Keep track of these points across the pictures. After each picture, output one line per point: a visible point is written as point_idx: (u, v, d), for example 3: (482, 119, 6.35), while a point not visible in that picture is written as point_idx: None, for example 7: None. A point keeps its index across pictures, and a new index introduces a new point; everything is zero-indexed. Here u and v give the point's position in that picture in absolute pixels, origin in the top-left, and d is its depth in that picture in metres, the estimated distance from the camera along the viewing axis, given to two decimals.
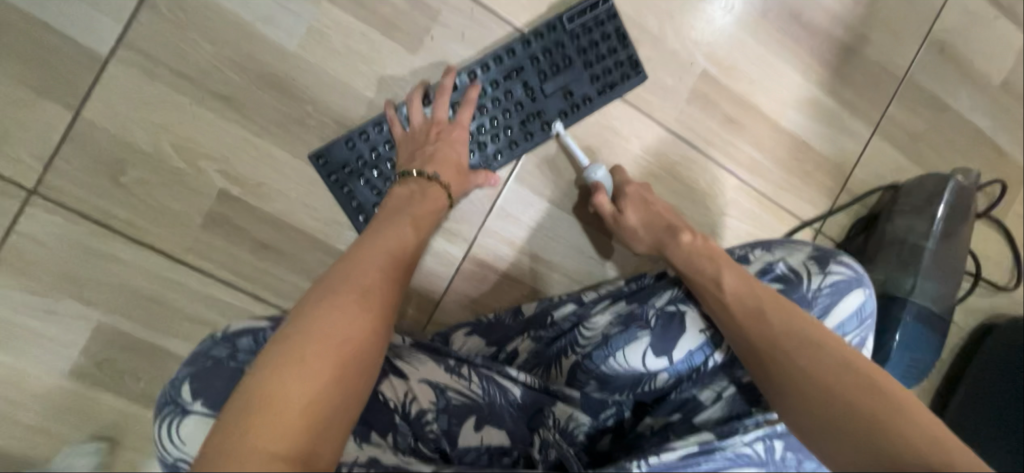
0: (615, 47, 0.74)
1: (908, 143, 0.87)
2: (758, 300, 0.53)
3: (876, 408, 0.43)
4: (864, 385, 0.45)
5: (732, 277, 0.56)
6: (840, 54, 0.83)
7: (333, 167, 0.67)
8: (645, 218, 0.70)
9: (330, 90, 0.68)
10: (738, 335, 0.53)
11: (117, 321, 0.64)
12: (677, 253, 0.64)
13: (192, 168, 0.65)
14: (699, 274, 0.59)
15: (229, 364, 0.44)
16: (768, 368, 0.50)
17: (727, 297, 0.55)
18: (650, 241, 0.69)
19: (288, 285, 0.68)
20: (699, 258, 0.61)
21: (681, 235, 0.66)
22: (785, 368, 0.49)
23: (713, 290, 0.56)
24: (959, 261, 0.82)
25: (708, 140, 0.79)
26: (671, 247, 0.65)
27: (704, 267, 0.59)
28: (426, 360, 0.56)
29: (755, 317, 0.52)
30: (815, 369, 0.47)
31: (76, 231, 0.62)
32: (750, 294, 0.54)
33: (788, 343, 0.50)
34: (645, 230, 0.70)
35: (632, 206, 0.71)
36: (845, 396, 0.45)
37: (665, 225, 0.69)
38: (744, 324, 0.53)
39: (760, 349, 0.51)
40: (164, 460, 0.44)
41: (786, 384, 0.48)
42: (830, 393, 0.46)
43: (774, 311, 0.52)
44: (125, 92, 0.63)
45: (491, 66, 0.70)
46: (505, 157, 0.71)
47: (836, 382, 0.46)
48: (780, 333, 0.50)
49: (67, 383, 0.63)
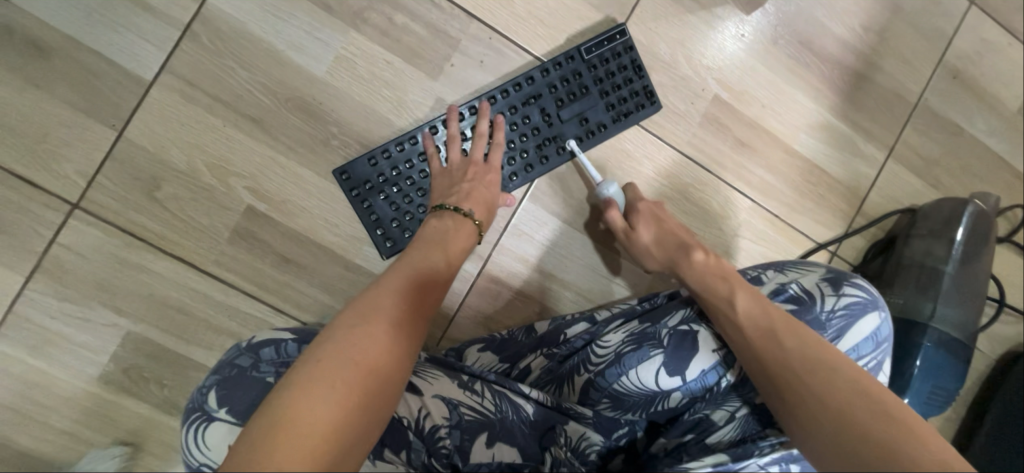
0: (631, 77, 0.76)
1: (924, 167, 0.86)
2: (771, 322, 0.54)
3: (887, 433, 0.42)
4: (877, 410, 0.45)
5: (745, 297, 0.57)
6: (851, 80, 0.84)
7: (355, 182, 0.69)
8: (657, 237, 0.71)
9: (354, 112, 0.71)
10: (750, 355, 0.53)
11: (145, 330, 0.67)
12: (694, 275, 0.64)
13: (223, 185, 0.68)
14: (711, 294, 0.60)
15: (252, 374, 0.46)
16: (779, 390, 0.50)
17: (739, 317, 0.56)
18: (662, 258, 0.70)
19: (307, 298, 0.70)
20: (711, 277, 0.62)
21: (693, 254, 0.67)
22: (796, 390, 0.49)
23: (726, 309, 0.57)
24: (980, 287, 0.81)
25: (720, 162, 0.80)
26: (685, 267, 0.66)
27: (717, 286, 0.60)
28: (439, 376, 0.57)
29: (768, 338, 0.53)
30: (826, 393, 0.47)
31: (112, 242, 0.66)
32: (763, 314, 0.55)
33: (800, 367, 0.50)
34: (657, 248, 0.71)
35: (644, 222, 0.72)
36: (858, 421, 0.44)
37: (677, 242, 0.70)
38: (756, 344, 0.53)
39: (771, 370, 0.51)
40: (189, 463, 0.46)
41: (796, 406, 0.48)
42: (841, 417, 0.45)
43: (787, 334, 0.52)
44: (165, 114, 0.67)
45: (510, 92, 0.73)
46: (520, 180, 0.73)
47: (849, 407, 0.45)
48: (792, 354, 0.51)
49: (95, 389, 0.66)
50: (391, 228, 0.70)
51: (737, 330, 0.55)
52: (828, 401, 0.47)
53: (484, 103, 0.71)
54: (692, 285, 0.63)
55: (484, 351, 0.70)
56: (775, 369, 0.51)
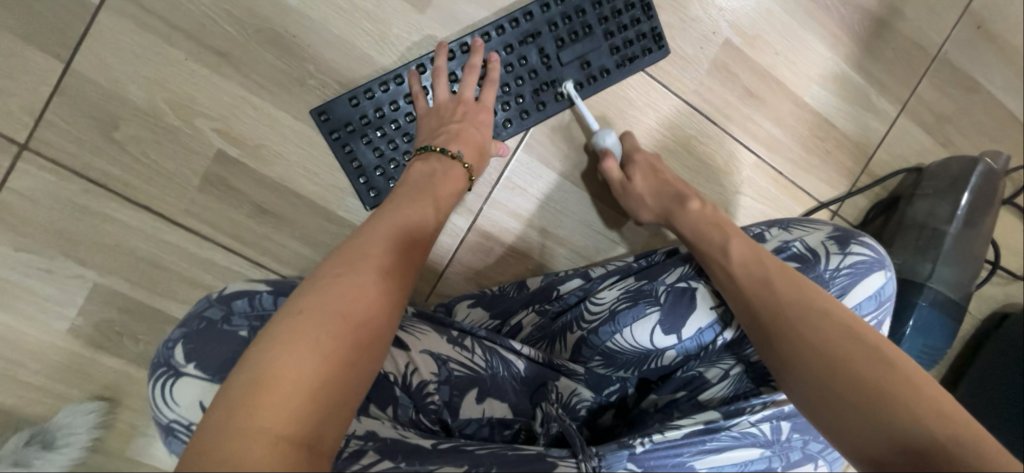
0: (638, 17, 0.70)
1: (936, 124, 0.83)
2: (770, 273, 0.51)
3: (894, 386, 0.40)
4: (882, 364, 0.42)
5: (742, 249, 0.54)
6: (872, 26, 0.78)
7: (335, 125, 0.64)
8: (654, 187, 0.67)
9: (332, 48, 0.64)
10: (745, 306, 0.51)
11: (114, 282, 0.63)
12: (688, 223, 0.62)
13: (188, 126, 0.62)
14: (707, 247, 0.57)
15: (222, 326, 0.43)
16: (778, 342, 0.47)
17: (736, 268, 0.53)
18: (656, 208, 0.67)
19: (288, 251, 0.66)
20: (710, 229, 0.59)
21: (689, 203, 0.65)
22: (796, 343, 0.46)
23: (721, 262, 0.55)
24: (979, 248, 0.79)
25: (727, 114, 0.76)
26: (681, 215, 0.64)
27: (714, 238, 0.57)
28: (427, 331, 0.54)
29: (767, 291, 0.50)
30: (828, 345, 0.45)
31: (69, 188, 0.60)
32: (760, 265, 0.52)
33: (801, 319, 0.47)
34: (652, 198, 0.67)
35: (641, 172, 0.69)
36: (863, 374, 0.42)
37: (674, 193, 0.67)
38: (753, 296, 0.51)
39: (768, 323, 0.49)
40: (159, 421, 0.43)
41: (796, 359, 0.46)
42: (843, 370, 0.43)
43: (787, 287, 0.50)
44: (117, 44, 0.60)
45: (506, 29, 0.66)
46: (515, 127, 0.68)
47: (854, 359, 0.43)
48: (792, 306, 0.48)
49: (66, 343, 0.62)
50: (374, 176, 0.65)
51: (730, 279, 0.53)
52: (829, 355, 0.44)
53: (477, 39, 0.65)
54: (689, 238, 0.60)
55: (474, 307, 0.67)
56: (768, 318, 0.49)
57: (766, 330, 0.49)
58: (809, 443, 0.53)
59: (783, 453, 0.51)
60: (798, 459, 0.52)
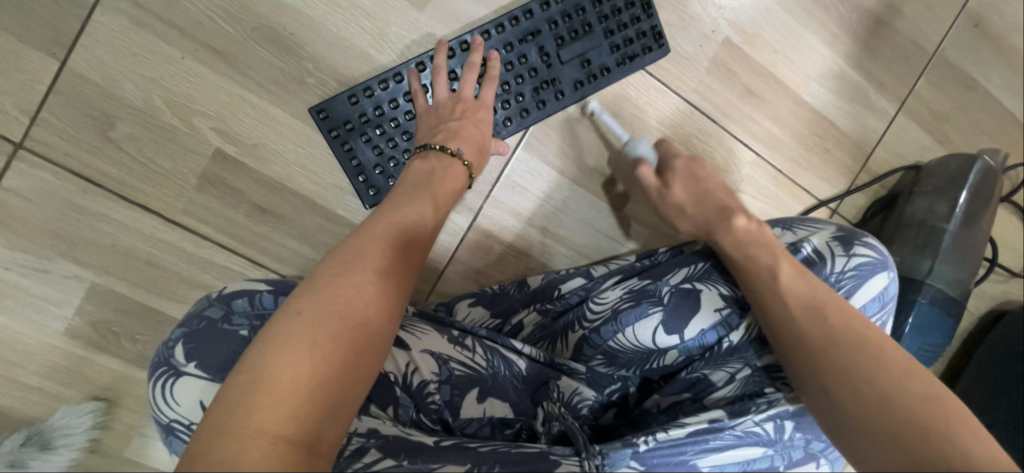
0: (638, 16, 0.70)
1: (934, 122, 0.83)
2: (820, 299, 0.50)
3: (944, 425, 0.40)
4: (929, 403, 0.42)
5: (791, 271, 0.52)
6: (870, 24, 0.78)
7: (334, 123, 0.64)
8: (693, 195, 0.65)
9: (331, 46, 0.64)
10: (792, 331, 0.49)
11: (111, 282, 0.62)
12: (731, 242, 0.57)
13: (185, 125, 0.62)
14: (754, 266, 0.54)
15: (223, 326, 0.43)
16: (823, 368, 0.47)
17: (784, 290, 0.51)
18: (697, 219, 0.63)
19: (286, 250, 0.66)
20: (756, 247, 0.55)
21: (734, 220, 0.59)
22: (842, 371, 0.46)
23: (769, 282, 0.52)
24: (977, 246, 0.80)
25: (726, 112, 0.76)
26: (722, 233, 0.59)
27: (761, 256, 0.54)
28: (428, 331, 0.54)
29: (815, 315, 0.49)
30: (875, 377, 0.44)
31: (65, 187, 0.60)
32: (809, 288, 0.51)
33: (849, 348, 0.46)
34: (693, 208, 0.64)
35: (680, 180, 0.66)
36: (909, 410, 0.41)
37: (717, 207, 0.63)
38: (798, 319, 0.49)
39: (815, 349, 0.48)
40: (159, 421, 0.42)
41: (840, 387, 0.45)
42: (890, 404, 0.42)
43: (834, 310, 0.49)
44: (113, 42, 0.59)
45: (506, 27, 0.66)
46: (515, 125, 0.68)
47: (901, 394, 0.43)
48: (842, 335, 0.47)
49: (62, 343, 0.62)
50: (373, 175, 0.65)
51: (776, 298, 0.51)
52: (876, 388, 0.44)
53: (477, 37, 0.65)
54: (732, 253, 0.56)
55: (474, 306, 0.67)
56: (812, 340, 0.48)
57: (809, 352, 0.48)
58: (811, 442, 0.52)
59: (784, 452, 0.51)
60: (799, 457, 0.52)
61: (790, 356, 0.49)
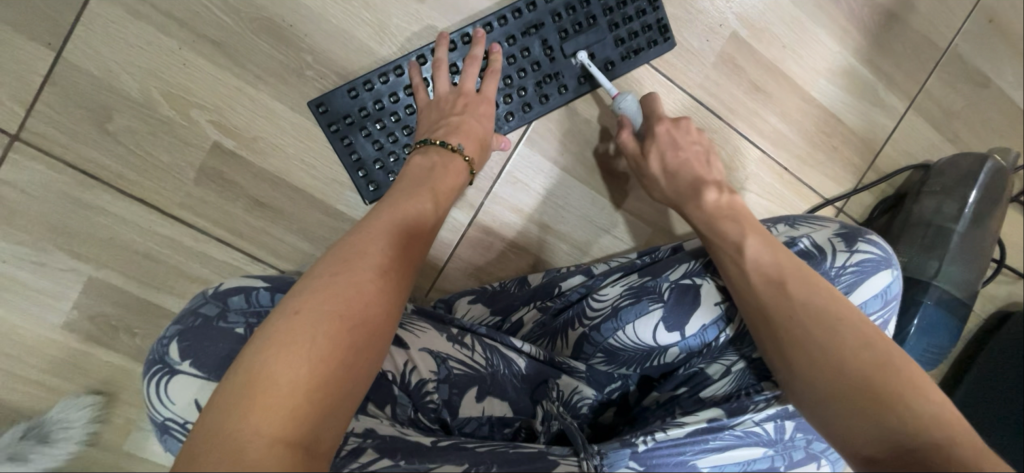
0: (643, 8, 0.68)
1: (945, 120, 0.81)
2: (784, 271, 0.49)
3: (897, 388, 0.40)
4: (885, 368, 0.41)
5: (755, 246, 0.52)
6: (882, 19, 0.77)
7: (334, 117, 0.63)
8: (670, 166, 0.65)
9: (330, 38, 0.63)
10: (753, 304, 0.49)
11: (109, 276, 0.62)
12: (702, 216, 0.59)
13: (183, 117, 0.61)
14: (720, 241, 0.54)
15: (218, 324, 0.42)
16: (784, 340, 0.46)
17: (746, 261, 0.51)
18: (669, 189, 0.65)
19: (286, 245, 0.65)
20: (726, 222, 0.56)
21: (705, 194, 0.61)
22: (804, 342, 0.45)
23: (735, 258, 0.52)
24: (986, 247, 0.78)
25: (732, 109, 0.74)
26: (693, 206, 0.61)
27: (728, 231, 0.55)
28: (427, 329, 0.54)
29: (779, 289, 0.48)
30: (836, 347, 0.43)
31: (62, 180, 0.59)
32: (773, 262, 0.50)
33: (811, 319, 0.45)
34: (666, 180, 0.65)
35: (658, 149, 0.66)
36: (865, 377, 0.41)
37: (692, 179, 0.64)
38: (761, 293, 0.49)
39: (777, 321, 0.47)
40: (155, 419, 0.42)
41: (800, 357, 0.45)
42: (847, 372, 0.42)
43: (797, 281, 0.48)
44: (110, 32, 0.58)
45: (508, 19, 0.65)
46: (517, 120, 0.67)
47: (859, 362, 0.42)
48: (803, 306, 0.46)
49: (62, 337, 0.62)
50: (373, 170, 0.64)
51: (739, 272, 0.51)
52: (835, 358, 0.43)
53: (479, 30, 0.64)
54: (700, 229, 0.58)
55: (474, 303, 0.67)
56: (775, 314, 0.47)
57: (772, 327, 0.47)
58: (812, 442, 0.52)
59: (784, 452, 0.51)
60: (800, 458, 0.51)
61: (754, 328, 0.49)
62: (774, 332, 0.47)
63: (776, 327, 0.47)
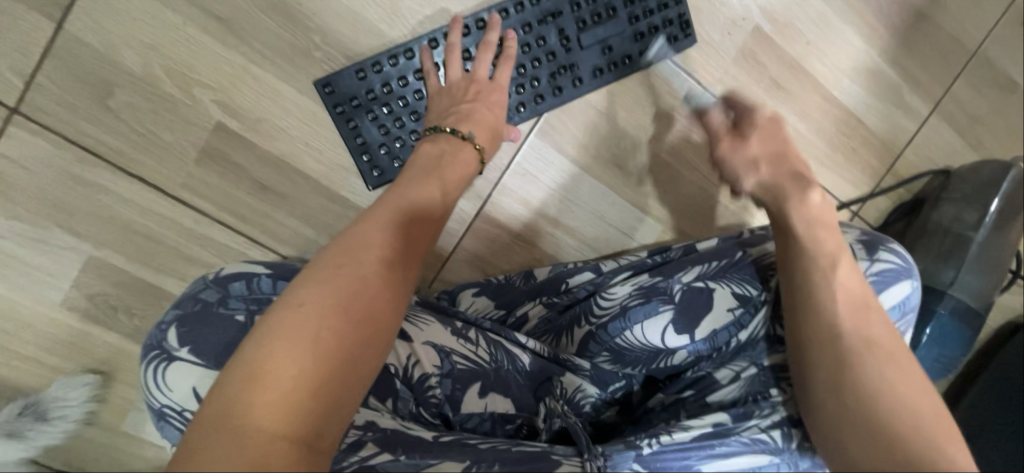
0: (666, 2, 0.66)
1: (969, 126, 0.79)
2: (867, 302, 0.45)
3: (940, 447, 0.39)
4: (938, 426, 0.40)
5: (849, 267, 0.47)
6: (911, 18, 0.74)
7: (340, 98, 0.61)
8: (770, 153, 0.57)
9: (339, 18, 0.61)
10: (828, 328, 0.44)
11: (108, 256, 0.61)
12: (802, 217, 0.51)
13: (186, 95, 0.59)
14: (818, 251, 0.48)
15: (219, 310, 0.41)
16: (843, 368, 0.43)
17: (836, 282, 0.46)
18: (767, 177, 0.56)
19: (289, 231, 0.64)
20: (823, 232, 0.50)
21: (812, 190, 0.53)
22: (868, 378, 0.42)
23: (827, 274, 0.46)
24: (1004, 257, 0.76)
25: (751, 106, 0.72)
26: (796, 204, 0.52)
27: (824, 242, 0.49)
28: (431, 322, 0.52)
29: (857, 317, 0.44)
30: (896, 389, 0.41)
31: (61, 156, 0.58)
32: (860, 289, 0.46)
33: (879, 356, 0.43)
34: (767, 167, 0.57)
35: (758, 136, 0.59)
36: (915, 427, 0.40)
37: (792, 172, 0.56)
38: (843, 319, 0.44)
39: (845, 349, 0.43)
40: (151, 405, 0.41)
41: (852, 390, 0.42)
42: (901, 417, 0.40)
43: (875, 318, 0.45)
44: (113, 4, 0.56)
45: (525, 6, 0.63)
46: (528, 112, 0.65)
47: (915, 409, 0.41)
48: (879, 342, 0.43)
49: (60, 315, 0.61)
50: (378, 155, 0.62)
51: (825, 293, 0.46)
52: (886, 396, 0.41)
53: (494, 15, 0.62)
54: (795, 223, 0.51)
55: (478, 296, 0.66)
56: (850, 345, 0.43)
57: (839, 356, 0.43)
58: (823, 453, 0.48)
59: (792, 461, 0.48)
60: (809, 468, 0.48)
61: (814, 346, 0.45)
62: (841, 361, 0.43)
63: (845, 359, 0.43)
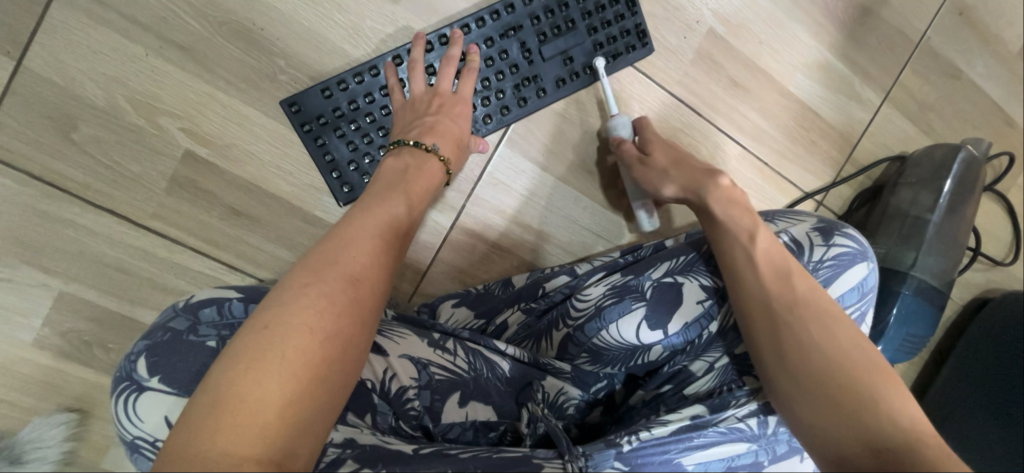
0: (622, 13, 0.68)
1: (919, 112, 0.83)
2: (788, 264, 0.49)
3: (880, 397, 0.42)
4: (876, 369, 0.44)
5: (766, 238, 0.51)
6: (856, 13, 0.78)
7: (307, 117, 0.62)
8: (673, 158, 0.64)
9: (303, 42, 0.62)
10: (757, 300, 0.48)
11: (79, 290, 0.60)
12: (718, 202, 0.56)
13: (152, 126, 0.59)
14: (734, 228, 0.52)
15: (190, 338, 0.41)
16: (779, 331, 0.47)
17: (755, 250, 0.50)
18: (682, 182, 0.61)
19: (264, 254, 0.64)
20: (738, 210, 0.54)
21: (719, 179, 0.59)
22: (800, 338, 0.46)
23: (747, 248, 0.51)
24: (962, 236, 0.80)
25: (711, 104, 0.75)
26: (711, 192, 0.57)
27: (740, 218, 0.53)
28: (407, 335, 0.53)
29: (783, 281, 0.48)
30: (830, 345, 0.45)
31: (25, 193, 0.57)
32: (781, 257, 0.50)
33: (806, 310, 0.47)
34: (677, 171, 0.62)
35: (658, 148, 0.65)
36: (854, 375, 0.43)
37: (699, 170, 0.61)
38: (768, 286, 0.48)
39: (775, 309, 0.47)
40: (123, 438, 0.41)
41: (793, 353, 0.45)
42: (840, 368, 0.44)
43: (799, 274, 0.49)
44: (72, 39, 0.57)
45: (486, 21, 0.65)
46: (495, 123, 0.67)
47: (850, 358, 0.44)
48: (802, 296, 0.47)
49: (30, 354, 0.60)
50: (347, 171, 0.63)
51: (749, 260, 0.50)
52: (822, 352, 0.45)
53: (456, 31, 0.63)
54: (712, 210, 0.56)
55: (458, 307, 0.67)
56: (777, 306, 0.47)
57: (772, 319, 0.47)
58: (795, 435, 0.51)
59: (770, 447, 0.50)
60: (784, 452, 0.51)
61: (748, 313, 0.49)
62: (772, 323, 0.47)
63: (775, 320, 0.47)
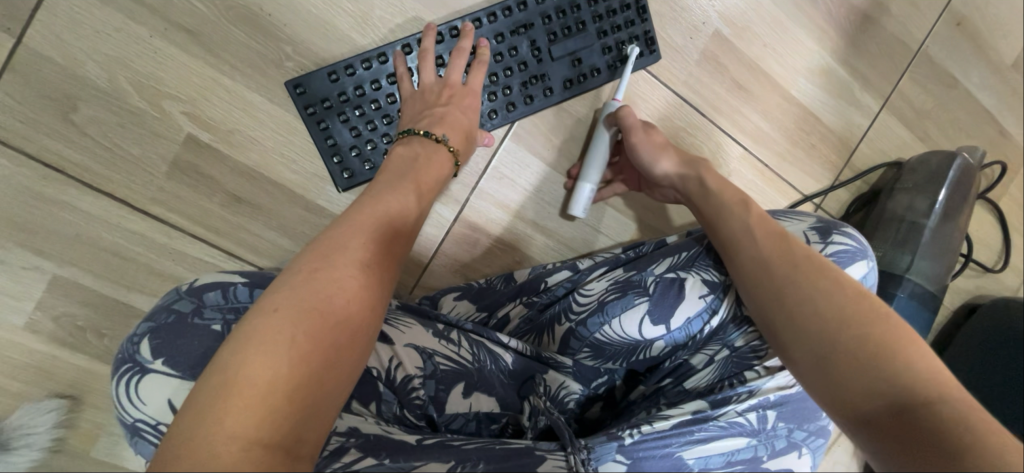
0: (632, 19, 0.69)
1: (916, 119, 0.84)
2: (784, 233, 0.50)
3: (896, 354, 0.41)
4: (889, 324, 0.43)
5: (757, 208, 0.54)
6: (858, 20, 0.79)
7: (311, 100, 0.61)
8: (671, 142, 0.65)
9: (311, 29, 0.61)
10: (756, 263, 0.49)
11: (74, 274, 0.59)
12: (712, 178, 0.59)
13: (155, 109, 0.59)
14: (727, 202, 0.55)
15: (194, 320, 0.41)
16: (784, 299, 0.47)
17: (751, 221, 0.52)
18: (680, 160, 0.63)
19: (265, 243, 0.63)
20: (728, 186, 0.58)
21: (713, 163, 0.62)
22: (807, 303, 0.46)
23: (743, 218, 0.53)
24: (954, 242, 0.81)
25: (714, 105, 0.75)
26: (705, 170, 0.61)
27: (729, 194, 0.56)
28: (413, 324, 0.53)
29: (781, 245, 0.49)
30: (837, 307, 0.45)
31: (21, 174, 0.56)
32: (774, 225, 0.52)
33: (809, 275, 0.47)
34: (675, 151, 0.64)
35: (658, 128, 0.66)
36: (865, 334, 0.43)
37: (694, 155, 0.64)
38: (767, 253, 0.49)
39: (777, 278, 0.48)
40: (124, 420, 0.40)
41: (799, 319, 0.46)
42: (850, 327, 0.43)
43: (795, 240, 0.50)
44: (74, 18, 0.55)
45: (498, 17, 0.65)
46: (500, 119, 0.66)
47: (860, 317, 0.44)
48: (801, 261, 0.48)
49: (22, 338, 0.58)
50: (349, 156, 0.62)
51: (747, 231, 0.51)
52: (829, 314, 0.44)
53: (468, 24, 0.63)
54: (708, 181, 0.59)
55: (460, 300, 0.66)
56: (781, 271, 0.48)
57: (776, 287, 0.48)
58: (793, 432, 0.52)
59: (769, 442, 0.51)
60: (783, 447, 0.51)
61: (753, 283, 0.49)
62: (778, 291, 0.47)
63: (779, 287, 0.47)
